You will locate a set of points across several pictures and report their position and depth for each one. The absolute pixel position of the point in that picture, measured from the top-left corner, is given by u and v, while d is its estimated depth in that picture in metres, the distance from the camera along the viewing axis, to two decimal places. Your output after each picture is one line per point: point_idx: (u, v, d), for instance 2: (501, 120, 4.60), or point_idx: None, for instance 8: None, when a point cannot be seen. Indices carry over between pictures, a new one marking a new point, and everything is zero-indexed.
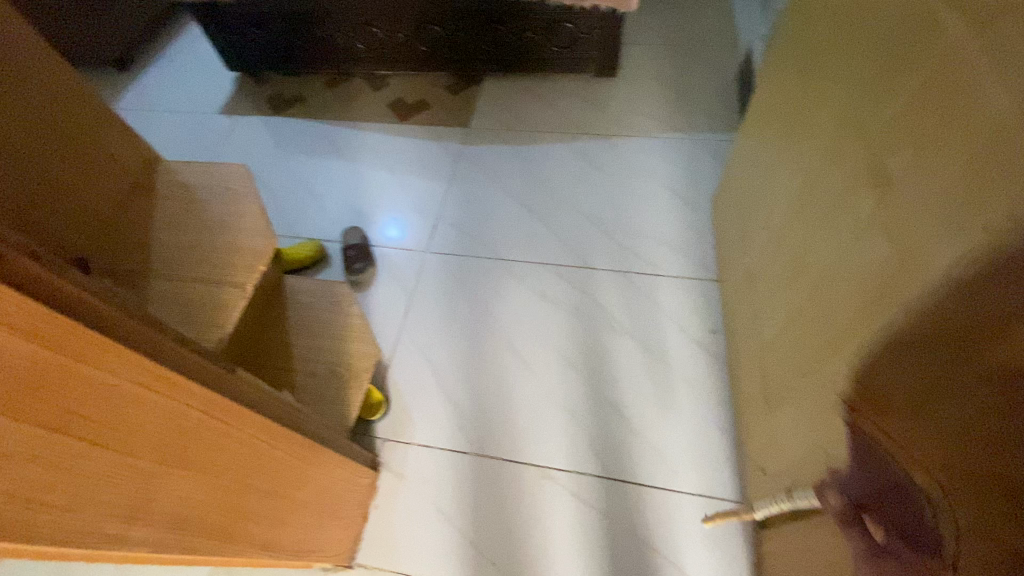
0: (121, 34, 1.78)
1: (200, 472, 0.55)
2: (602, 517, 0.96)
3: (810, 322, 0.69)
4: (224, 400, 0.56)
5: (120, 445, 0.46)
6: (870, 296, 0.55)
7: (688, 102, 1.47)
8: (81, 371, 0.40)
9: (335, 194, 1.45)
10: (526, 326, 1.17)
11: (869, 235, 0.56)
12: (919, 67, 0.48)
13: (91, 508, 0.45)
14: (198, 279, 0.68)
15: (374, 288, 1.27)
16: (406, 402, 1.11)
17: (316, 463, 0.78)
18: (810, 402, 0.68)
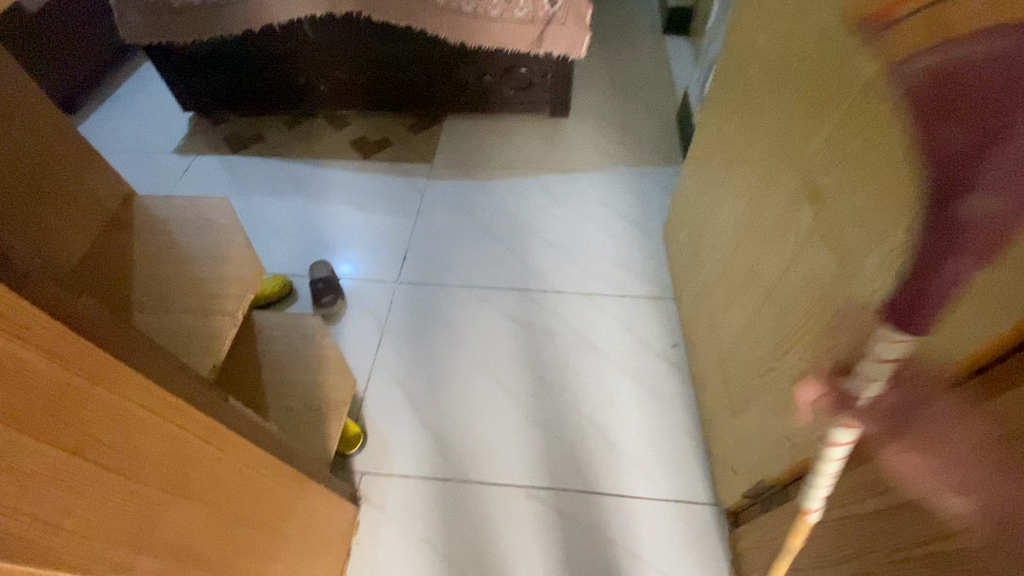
0: (70, 74, 1.75)
1: (198, 502, 0.54)
2: (588, 531, 0.97)
3: (764, 327, 0.78)
4: (219, 424, 0.56)
5: (128, 469, 0.45)
6: (816, 297, 0.63)
7: (635, 139, 1.61)
8: (89, 390, 0.41)
9: (300, 230, 1.45)
10: (499, 351, 1.20)
11: (810, 244, 0.65)
12: (839, 103, 0.58)
13: (104, 537, 0.43)
14: (183, 309, 0.67)
15: (344, 320, 1.27)
16: (383, 433, 1.10)
17: (302, 494, 0.76)
18: (771, 398, 0.75)
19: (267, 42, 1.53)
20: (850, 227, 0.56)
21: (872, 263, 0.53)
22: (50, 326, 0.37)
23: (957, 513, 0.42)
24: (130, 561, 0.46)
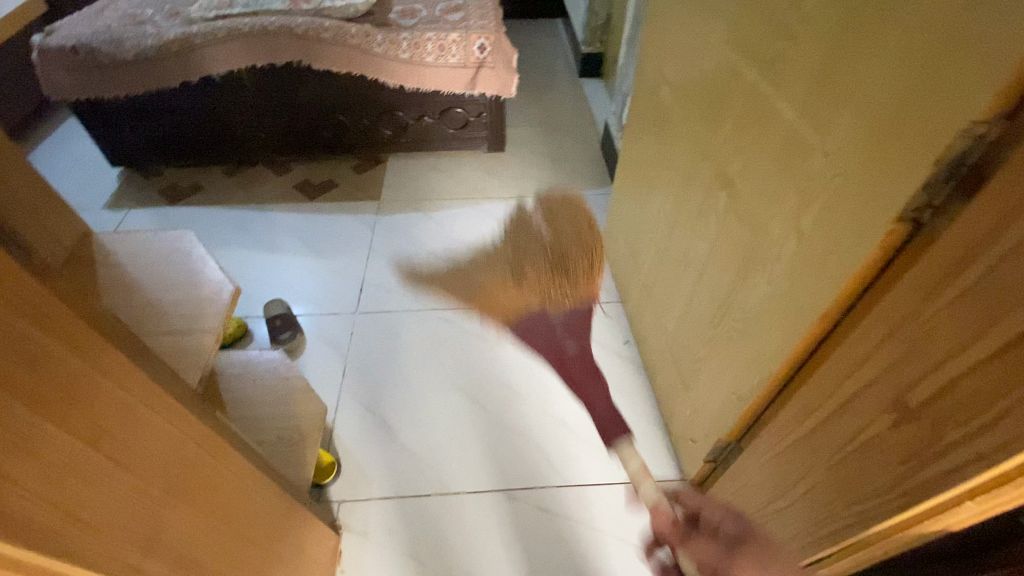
0: (16, 104, 1.85)
1: (199, 509, 0.55)
2: (567, 522, 1.01)
3: (700, 303, 0.89)
4: (213, 432, 0.57)
5: (136, 467, 0.46)
6: (739, 263, 0.75)
7: (568, 167, 1.75)
8: (104, 387, 0.42)
9: (249, 272, 1.44)
10: (464, 367, 1.24)
11: (729, 223, 0.76)
12: (737, 103, 0.72)
13: (116, 537, 0.44)
14: (162, 333, 0.68)
15: (307, 354, 1.26)
16: (356, 460, 1.09)
17: (289, 514, 0.75)
18: (716, 364, 0.84)
19: (205, 94, 1.56)
20: (756, 202, 0.69)
21: (776, 225, 0.64)
22: (72, 318, 0.39)
23: (874, 401, 0.52)
24: (139, 565, 0.46)
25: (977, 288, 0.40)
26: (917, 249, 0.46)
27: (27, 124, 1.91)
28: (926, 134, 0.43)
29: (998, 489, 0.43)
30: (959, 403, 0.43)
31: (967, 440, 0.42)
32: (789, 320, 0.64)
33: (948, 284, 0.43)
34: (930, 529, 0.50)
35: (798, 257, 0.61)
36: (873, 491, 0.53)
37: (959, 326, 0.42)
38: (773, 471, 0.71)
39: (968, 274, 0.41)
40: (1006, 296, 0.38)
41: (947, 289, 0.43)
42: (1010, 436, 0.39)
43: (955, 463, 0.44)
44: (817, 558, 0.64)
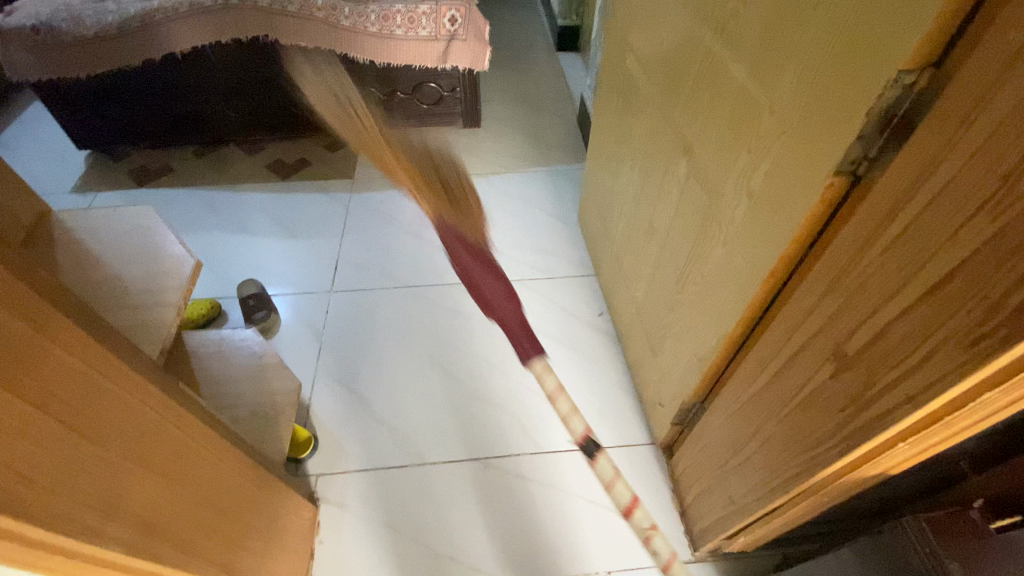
0: None
1: (161, 475, 0.55)
2: (542, 487, 1.04)
3: (666, 269, 0.90)
4: (172, 401, 0.57)
5: (91, 432, 0.46)
6: (698, 227, 0.76)
7: (544, 142, 1.75)
8: (50, 350, 0.42)
9: (221, 253, 1.42)
10: (442, 343, 1.25)
11: (690, 188, 0.77)
12: (694, 66, 0.72)
13: (73, 498, 0.44)
14: (120, 307, 0.67)
15: (281, 334, 1.26)
16: (333, 435, 1.10)
17: (260, 484, 0.76)
18: (680, 328, 0.86)
19: (170, 72, 1.52)
20: (712, 165, 0.69)
21: (730, 186, 0.65)
22: (10, 281, 0.39)
23: (818, 351, 0.53)
24: (100, 528, 0.46)
25: (906, 235, 0.41)
26: (855, 202, 0.48)
27: None
28: (859, 86, 0.43)
29: (926, 431, 0.44)
30: (891, 347, 0.44)
31: (899, 384, 0.44)
32: (742, 280, 0.65)
33: (882, 232, 0.44)
34: (869, 473, 0.52)
35: (750, 217, 0.62)
36: (817, 439, 0.55)
37: (892, 272, 0.43)
38: (732, 427, 0.74)
39: (899, 221, 0.42)
40: (933, 240, 0.39)
41: (881, 238, 0.44)
42: (934, 376, 0.41)
43: (887, 407, 0.45)
44: (772, 508, 0.67)
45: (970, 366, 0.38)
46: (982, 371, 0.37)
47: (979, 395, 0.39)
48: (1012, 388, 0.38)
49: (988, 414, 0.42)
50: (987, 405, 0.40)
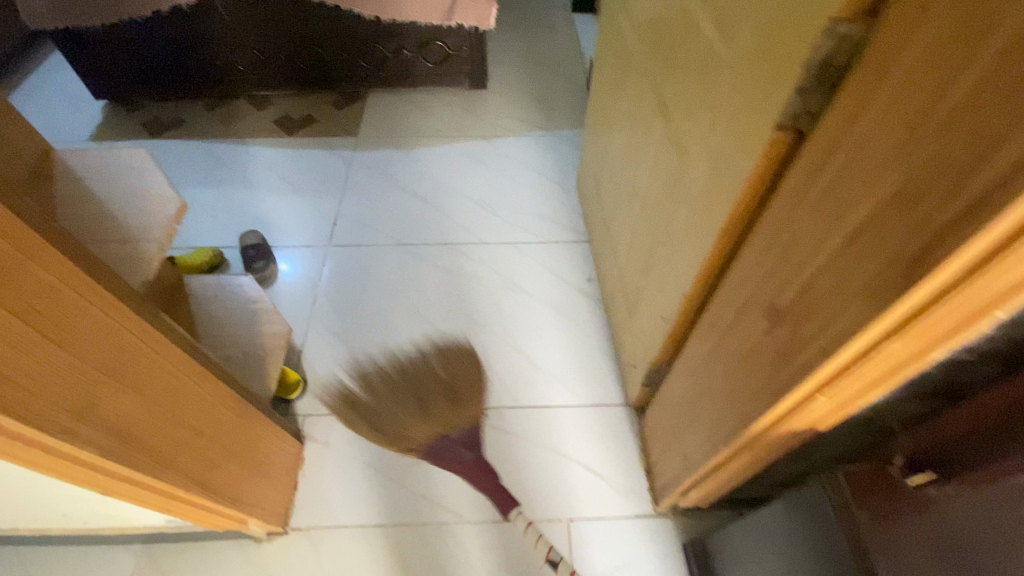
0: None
1: (138, 392, 0.60)
2: (516, 440, 1.08)
3: (643, 230, 0.90)
4: (150, 325, 0.61)
5: (68, 345, 0.51)
6: (670, 188, 0.76)
7: (550, 106, 1.72)
8: (29, 268, 0.46)
9: (225, 204, 1.46)
10: (433, 299, 1.29)
11: (664, 149, 0.77)
12: (673, 22, 0.71)
13: (45, 400, 0.49)
14: (111, 240, 0.72)
15: (280, 283, 1.31)
16: (321, 380, 1.16)
17: (240, 416, 0.82)
18: (652, 289, 0.87)
19: (180, 23, 1.53)
20: (683, 124, 0.69)
21: (695, 144, 0.65)
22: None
23: (756, 307, 0.54)
24: (73, 429, 0.52)
25: (830, 190, 0.42)
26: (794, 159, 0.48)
27: (12, 53, 1.90)
28: (798, 37, 0.43)
29: (841, 382, 0.45)
30: (813, 299, 0.45)
31: (817, 334, 0.45)
32: (700, 238, 0.66)
33: (812, 186, 0.44)
34: (797, 427, 0.54)
35: (709, 175, 0.62)
36: (752, 393, 0.57)
37: (819, 227, 0.43)
38: (688, 386, 0.76)
39: (826, 175, 0.42)
40: (851, 192, 0.39)
41: (812, 191, 0.44)
42: (843, 328, 0.41)
43: (806, 360, 0.46)
44: (717, 463, 0.69)
45: (871, 315, 0.38)
46: (881, 321, 0.38)
47: (882, 346, 0.40)
48: (911, 340, 0.39)
49: (895, 368, 0.42)
50: (893, 357, 0.41)
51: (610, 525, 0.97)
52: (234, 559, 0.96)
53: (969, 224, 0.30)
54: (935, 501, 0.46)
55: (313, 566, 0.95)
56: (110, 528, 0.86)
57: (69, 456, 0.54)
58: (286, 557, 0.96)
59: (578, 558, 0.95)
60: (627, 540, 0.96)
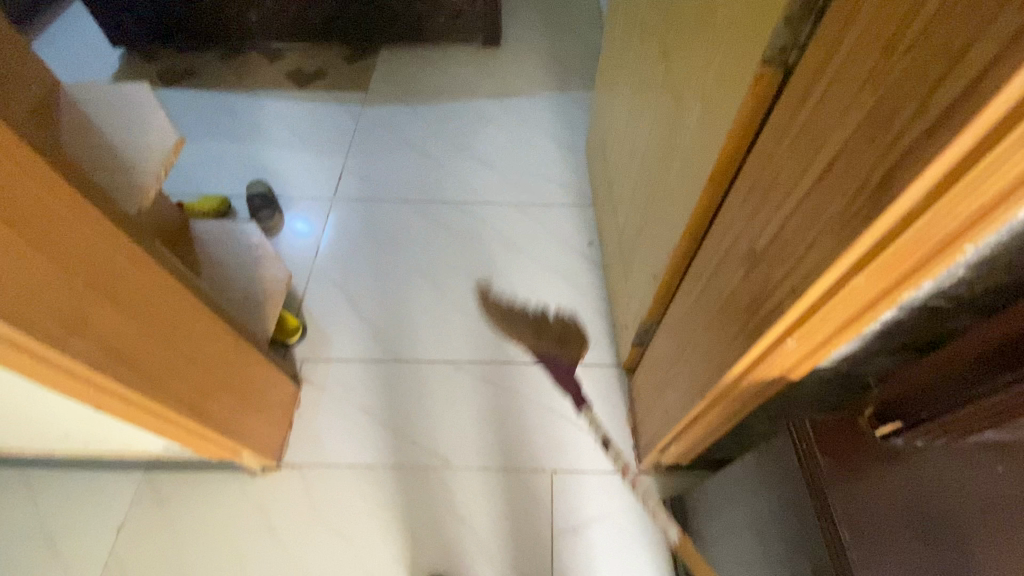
0: None
1: (129, 313, 0.63)
2: (506, 394, 1.10)
3: (641, 188, 0.89)
4: (145, 253, 0.64)
5: (61, 261, 0.53)
6: (666, 140, 0.74)
7: (564, 67, 1.69)
8: (22, 182, 0.48)
9: (235, 154, 1.48)
10: (434, 255, 1.30)
11: (663, 100, 0.75)
12: None
13: (34, 308, 0.51)
14: (108, 170, 0.74)
15: (285, 233, 1.33)
16: (320, 327, 1.19)
17: (235, 350, 0.85)
18: (645, 246, 0.87)
19: None
20: (682, 71, 0.67)
21: (691, 91, 0.64)
22: None
23: (735, 253, 0.54)
24: (63, 340, 0.55)
25: (807, 124, 0.40)
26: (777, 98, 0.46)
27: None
28: None
29: (809, 324, 0.45)
30: (784, 239, 0.44)
31: (786, 276, 0.44)
32: (689, 187, 0.65)
33: (791, 123, 0.43)
34: (769, 375, 0.54)
35: (701, 120, 0.61)
36: (727, 341, 0.56)
37: (794, 163, 0.42)
38: (672, 340, 0.76)
39: (804, 110, 0.41)
40: (824, 125, 0.38)
41: (790, 128, 0.43)
42: (810, 267, 0.41)
43: (775, 303, 0.46)
44: (693, 414, 0.69)
45: (837, 249, 0.37)
46: (847, 255, 0.37)
47: (847, 284, 0.39)
48: (879, 276, 0.38)
49: (864, 308, 0.42)
50: (860, 295, 0.40)
51: (593, 479, 1.01)
52: (230, 489, 1.01)
53: (931, 143, 0.29)
54: (912, 459, 0.48)
55: (304, 499, 1.00)
56: (113, 451, 0.90)
57: (62, 366, 0.57)
58: (279, 490, 1.01)
59: (559, 507, 0.98)
60: (608, 494, 0.99)
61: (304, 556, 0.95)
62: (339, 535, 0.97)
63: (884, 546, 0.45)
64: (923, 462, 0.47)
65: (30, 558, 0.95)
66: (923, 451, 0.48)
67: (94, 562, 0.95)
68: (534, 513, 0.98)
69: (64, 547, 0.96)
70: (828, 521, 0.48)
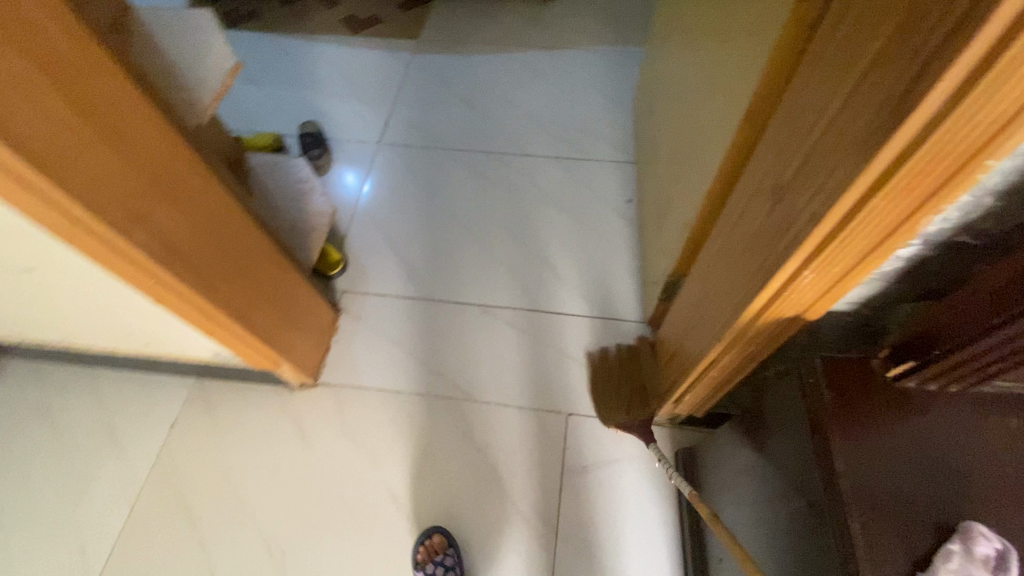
0: None
1: (187, 216, 0.69)
2: (530, 340, 1.13)
3: (681, 137, 0.88)
4: (202, 163, 0.69)
5: (127, 156, 0.58)
6: (708, 82, 0.73)
7: (618, 21, 1.64)
8: (94, 76, 0.52)
9: (290, 95, 1.53)
10: (471, 203, 1.32)
11: (710, 40, 0.73)
12: None
13: (103, 196, 0.57)
14: (173, 89, 0.79)
15: (332, 173, 1.39)
16: (360, 263, 1.25)
17: (280, 269, 0.91)
18: (681, 196, 0.86)
19: None
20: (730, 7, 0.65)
21: (736, 27, 0.62)
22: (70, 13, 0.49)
23: (758, 188, 0.54)
24: (128, 230, 0.61)
25: (835, 43, 0.39)
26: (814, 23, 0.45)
27: None
28: None
29: (827, 254, 0.45)
30: (808, 166, 0.43)
31: (807, 202, 0.44)
32: (726, 127, 0.64)
33: (818, 43, 0.42)
34: (785, 314, 0.54)
35: (743, 56, 0.59)
36: (746, 280, 0.56)
37: (820, 85, 0.41)
38: (696, 289, 0.76)
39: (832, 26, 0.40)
40: (852, 39, 0.37)
41: (817, 49, 0.42)
42: (831, 188, 0.40)
43: (795, 232, 0.46)
44: (709, 359, 0.70)
45: (858, 167, 0.37)
46: (868, 173, 0.37)
47: (867, 205, 0.39)
48: (901, 194, 0.38)
49: (886, 232, 0.42)
50: (882, 218, 0.40)
51: (609, 426, 1.03)
52: (269, 401, 1.10)
53: (955, 43, 0.28)
54: (923, 405, 0.48)
55: (336, 416, 1.07)
56: (169, 355, 1.00)
57: (128, 256, 0.63)
58: (312, 406, 1.09)
59: (573, 449, 1.02)
60: (621, 441, 1.02)
61: (332, 466, 1.03)
62: (364, 452, 1.04)
63: (885, 479, 0.46)
64: (935, 408, 0.48)
65: (97, 443, 1.08)
66: (935, 398, 0.48)
67: (149, 453, 1.06)
68: (548, 451, 1.02)
69: (125, 438, 1.08)
70: (825, 453, 0.48)
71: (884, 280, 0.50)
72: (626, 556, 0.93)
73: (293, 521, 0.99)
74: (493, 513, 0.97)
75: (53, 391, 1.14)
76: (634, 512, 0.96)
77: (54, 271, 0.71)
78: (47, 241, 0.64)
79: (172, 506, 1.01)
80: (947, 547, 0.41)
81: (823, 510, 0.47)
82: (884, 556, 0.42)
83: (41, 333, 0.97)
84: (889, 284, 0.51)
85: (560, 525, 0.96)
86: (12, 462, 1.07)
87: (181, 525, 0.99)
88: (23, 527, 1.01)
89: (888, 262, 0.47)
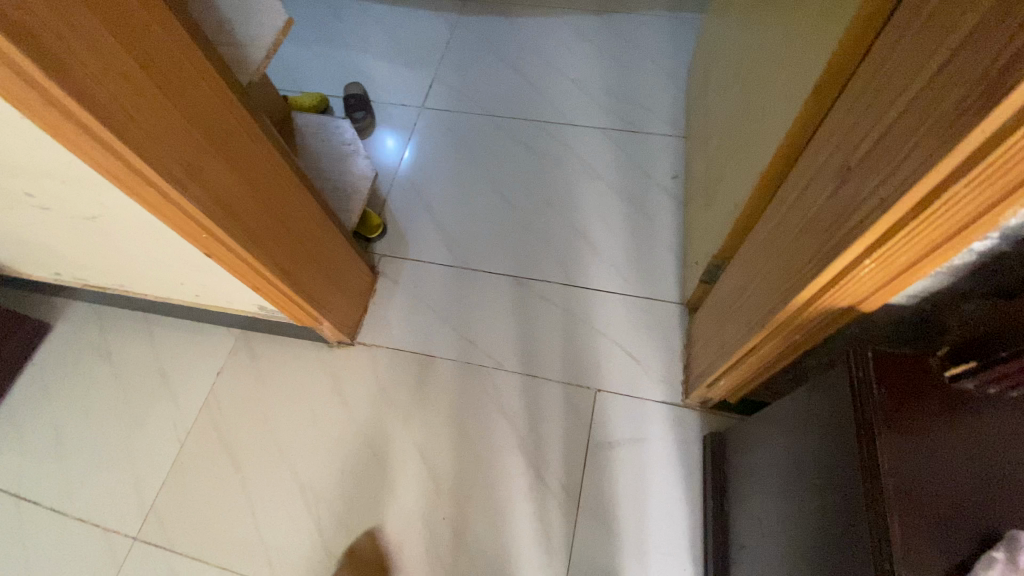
0: None
1: (236, 171, 0.70)
2: (563, 313, 1.13)
3: (738, 111, 0.83)
4: (248, 119, 0.70)
5: (182, 109, 0.60)
6: (774, 52, 0.69)
7: None
8: (153, 29, 0.53)
9: (336, 56, 1.53)
10: (511, 171, 1.31)
11: (781, 6, 0.68)
12: None
13: (161, 148, 0.59)
14: (226, 44, 0.80)
15: (375, 136, 1.39)
16: (399, 227, 1.26)
17: (322, 229, 0.93)
18: (733, 173, 0.82)
19: None
20: None
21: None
22: None
23: (822, 168, 0.51)
24: (184, 184, 0.63)
25: (924, 13, 0.36)
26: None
27: None
28: None
29: (893, 243, 0.42)
30: (882, 149, 0.40)
31: (875, 189, 0.41)
32: (790, 104, 0.60)
33: (908, 11, 0.38)
34: (838, 302, 0.52)
35: (816, 26, 0.55)
36: (799, 265, 0.54)
37: (904, 60, 0.38)
38: (742, 270, 0.73)
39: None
40: (945, 10, 0.34)
41: (904, 20, 0.39)
42: (906, 173, 0.38)
43: (858, 219, 0.43)
44: (749, 346, 0.68)
45: (939, 151, 0.34)
46: (951, 159, 0.34)
47: (944, 194, 0.36)
48: (984, 184, 0.35)
49: (962, 223, 0.39)
50: (960, 207, 0.37)
51: (638, 404, 1.03)
52: (308, 356, 1.14)
53: None
54: (981, 409, 0.46)
55: (371, 375, 1.11)
56: (218, 306, 1.04)
57: (182, 209, 0.66)
58: (349, 364, 1.13)
59: (601, 424, 1.02)
60: (650, 421, 1.02)
61: (366, 422, 1.07)
62: (396, 412, 1.07)
63: (931, 480, 0.44)
64: (993, 413, 0.45)
65: (150, 384, 1.15)
66: (994, 402, 0.46)
67: (197, 397, 1.13)
68: (575, 424, 1.03)
69: (175, 381, 1.15)
70: (867, 452, 0.47)
71: (951, 275, 0.47)
72: (646, 533, 0.94)
73: (326, 472, 1.04)
74: (516, 479, 1.00)
75: (111, 332, 1.21)
76: (656, 492, 0.97)
77: (116, 220, 0.75)
78: (110, 191, 0.67)
79: (217, 447, 1.08)
80: (990, 555, 0.39)
81: (860, 509, 0.46)
82: (923, 561, 0.41)
83: (103, 278, 1.03)
84: (955, 280, 0.48)
85: (582, 496, 0.98)
86: (76, 394, 1.16)
87: (224, 465, 1.06)
88: (85, 454, 1.10)
89: (959, 255, 0.44)
